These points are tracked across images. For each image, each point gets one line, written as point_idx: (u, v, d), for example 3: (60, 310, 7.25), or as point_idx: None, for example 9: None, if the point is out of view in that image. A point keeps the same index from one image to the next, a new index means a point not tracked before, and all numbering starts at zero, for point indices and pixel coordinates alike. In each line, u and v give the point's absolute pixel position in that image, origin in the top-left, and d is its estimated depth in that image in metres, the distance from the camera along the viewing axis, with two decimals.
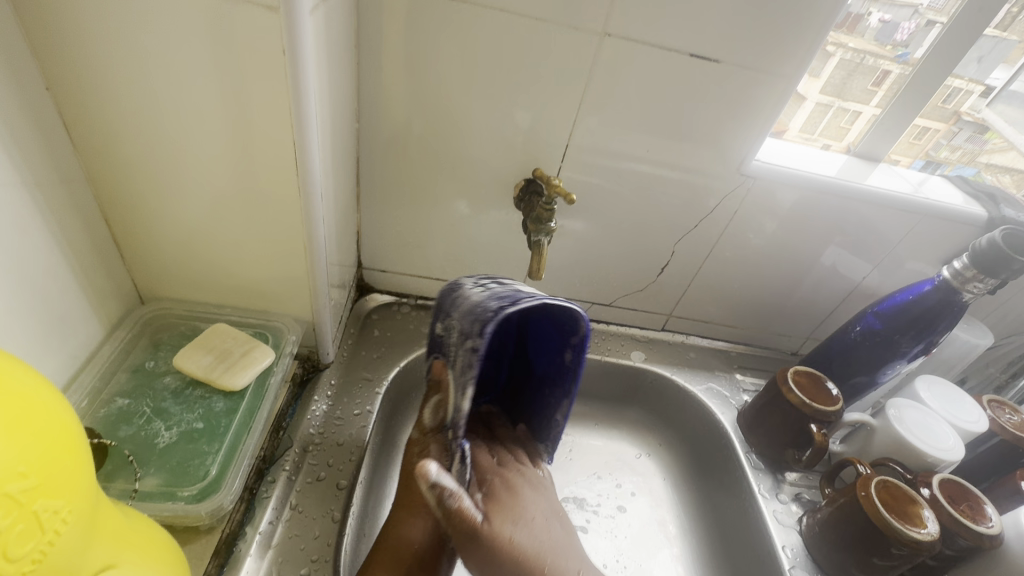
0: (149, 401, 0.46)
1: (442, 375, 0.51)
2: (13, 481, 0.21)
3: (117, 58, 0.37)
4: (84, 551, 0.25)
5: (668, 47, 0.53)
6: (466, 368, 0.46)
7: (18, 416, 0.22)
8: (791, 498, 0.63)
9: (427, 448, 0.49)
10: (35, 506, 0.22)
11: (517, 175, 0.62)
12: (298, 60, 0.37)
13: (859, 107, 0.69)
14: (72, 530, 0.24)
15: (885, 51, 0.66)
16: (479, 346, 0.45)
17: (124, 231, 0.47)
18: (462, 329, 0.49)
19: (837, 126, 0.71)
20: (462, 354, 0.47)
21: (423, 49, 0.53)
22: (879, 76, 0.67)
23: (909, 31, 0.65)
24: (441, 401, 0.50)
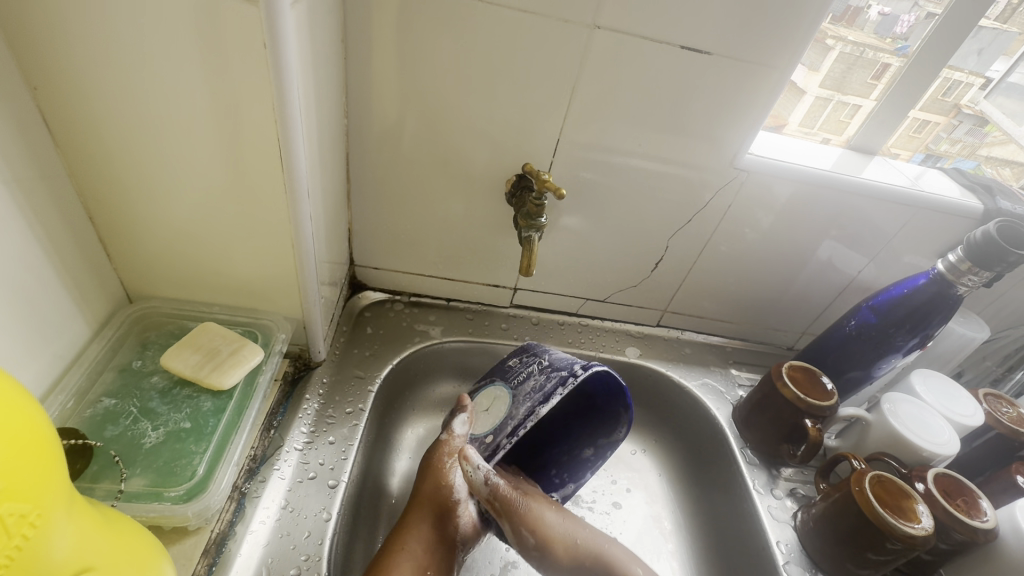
0: (136, 400, 0.46)
1: (468, 399, 0.57)
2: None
3: (96, 54, 0.37)
4: (56, 555, 0.25)
5: (659, 39, 0.52)
6: (537, 394, 0.51)
7: None
8: (785, 494, 0.63)
9: (457, 453, 0.53)
10: (0, 510, 0.21)
11: (509, 171, 0.61)
12: (280, 55, 0.37)
13: (860, 101, 0.68)
14: (42, 532, 0.24)
15: (884, 44, 0.65)
16: (557, 381, 0.51)
17: (110, 230, 0.46)
18: (539, 368, 0.54)
19: (836, 120, 0.70)
20: (531, 383, 0.53)
21: (411, 44, 0.52)
22: (878, 70, 0.66)
23: (909, 24, 0.64)
24: (472, 421, 0.55)
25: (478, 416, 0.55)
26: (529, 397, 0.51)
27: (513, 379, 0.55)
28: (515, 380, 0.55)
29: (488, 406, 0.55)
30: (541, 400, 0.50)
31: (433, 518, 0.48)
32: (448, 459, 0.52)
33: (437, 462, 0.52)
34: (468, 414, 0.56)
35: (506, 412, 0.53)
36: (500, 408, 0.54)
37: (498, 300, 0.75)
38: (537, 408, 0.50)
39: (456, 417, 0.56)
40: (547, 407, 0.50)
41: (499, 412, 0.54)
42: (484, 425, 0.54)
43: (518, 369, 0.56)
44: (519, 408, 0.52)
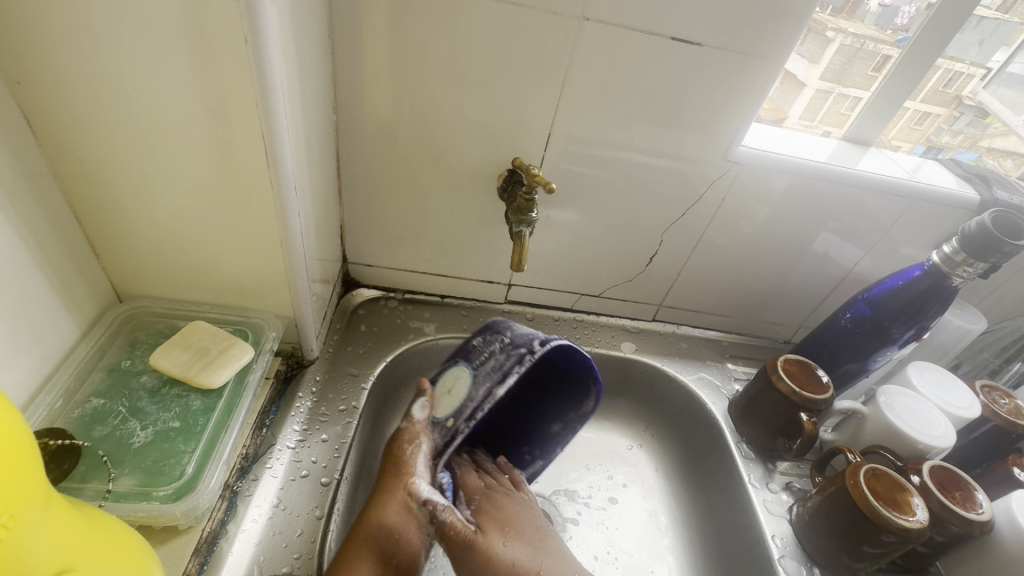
0: (125, 400, 0.46)
1: (430, 385, 0.55)
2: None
3: (75, 50, 0.36)
4: (32, 556, 0.25)
5: (649, 31, 0.51)
6: (496, 373, 0.52)
7: None
8: (781, 488, 0.63)
9: (420, 439, 0.52)
10: None
11: (500, 166, 0.61)
12: (261, 50, 0.36)
13: (860, 93, 0.68)
14: (16, 530, 0.23)
15: (885, 36, 0.65)
16: (511, 360, 0.53)
17: (97, 229, 0.46)
18: (493, 347, 0.54)
19: (837, 113, 0.70)
20: (491, 363, 0.53)
21: (399, 38, 0.51)
22: (879, 62, 0.65)
23: (909, 15, 0.63)
24: (432, 404, 0.54)
25: (440, 397, 0.54)
26: (486, 376, 0.53)
27: (476, 361, 0.54)
28: (477, 360, 0.54)
29: (444, 390, 0.55)
30: (500, 378, 0.52)
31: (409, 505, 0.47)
32: (407, 446, 0.51)
33: (408, 452, 0.50)
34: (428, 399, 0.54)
35: (466, 396, 0.53)
36: (458, 389, 0.53)
37: (493, 296, 0.74)
38: (498, 386, 0.52)
39: (417, 401, 0.54)
40: (505, 385, 0.51)
41: (459, 393, 0.53)
42: (441, 408, 0.54)
43: (477, 349, 0.55)
44: (475, 387, 0.53)
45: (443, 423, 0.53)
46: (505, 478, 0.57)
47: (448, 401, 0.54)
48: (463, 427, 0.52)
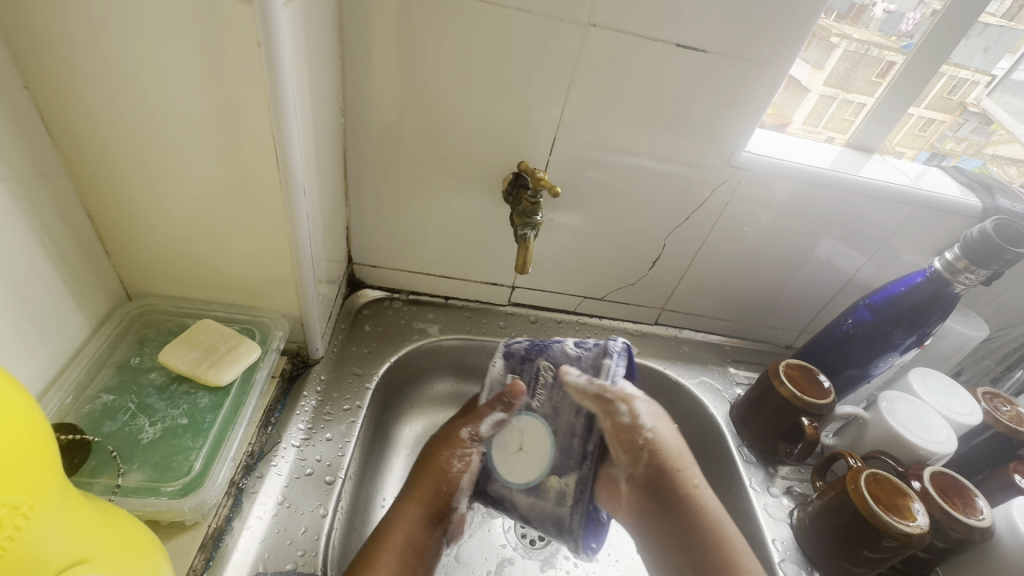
0: (134, 396, 0.46)
1: (522, 399, 0.52)
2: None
3: (93, 52, 0.37)
4: (48, 549, 0.25)
5: (654, 37, 0.52)
6: (574, 439, 0.52)
7: None
8: (782, 492, 0.63)
9: (470, 454, 0.52)
10: None
11: (506, 169, 0.61)
12: (274, 53, 0.37)
13: (864, 99, 0.68)
14: (37, 517, 0.24)
15: (889, 42, 0.64)
16: (583, 383, 0.52)
17: (108, 227, 0.47)
18: (550, 384, 0.53)
19: (840, 118, 0.70)
20: (568, 405, 0.52)
21: (408, 42, 0.52)
22: (883, 68, 0.65)
23: (914, 22, 0.63)
24: (508, 420, 0.52)
25: (507, 450, 0.53)
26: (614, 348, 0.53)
27: (547, 410, 0.52)
28: (561, 353, 0.54)
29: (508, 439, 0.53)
30: (583, 420, 0.52)
31: (423, 521, 0.50)
32: (455, 465, 0.52)
33: (453, 468, 0.52)
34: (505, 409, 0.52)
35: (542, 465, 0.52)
36: (534, 450, 0.52)
37: (497, 298, 0.75)
38: (584, 433, 0.52)
39: (490, 416, 0.53)
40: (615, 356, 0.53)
41: (536, 465, 0.52)
42: (504, 468, 0.52)
43: (543, 383, 0.53)
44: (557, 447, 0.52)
45: (502, 484, 0.52)
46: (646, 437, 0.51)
47: (514, 461, 0.52)
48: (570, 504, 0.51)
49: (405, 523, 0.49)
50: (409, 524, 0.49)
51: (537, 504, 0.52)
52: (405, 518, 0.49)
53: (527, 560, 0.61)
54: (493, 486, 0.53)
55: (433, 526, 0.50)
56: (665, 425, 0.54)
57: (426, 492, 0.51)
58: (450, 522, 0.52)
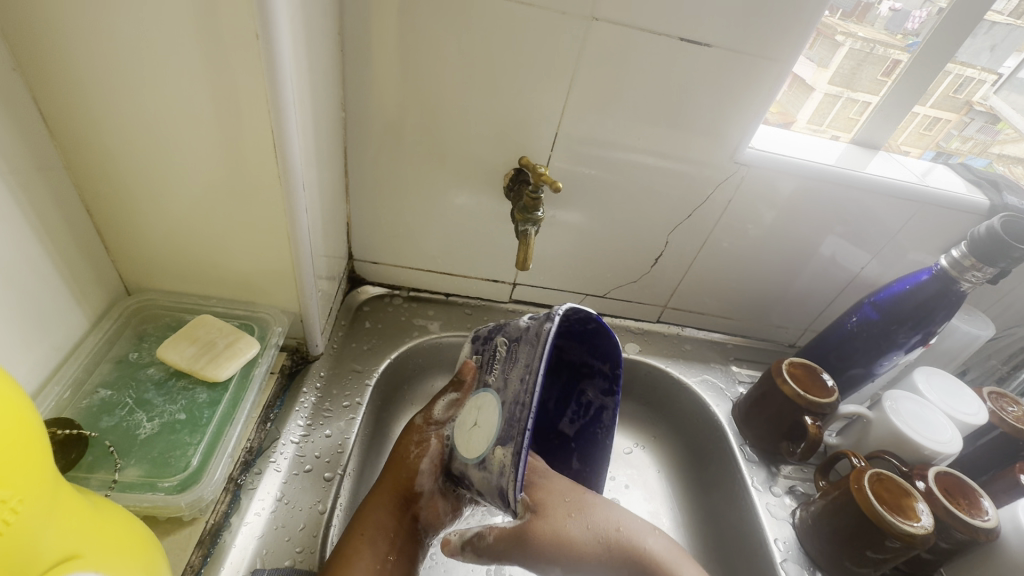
0: (132, 392, 0.46)
1: (471, 379, 0.53)
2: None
3: (90, 44, 0.37)
4: (38, 544, 0.25)
5: (658, 31, 0.51)
6: (517, 407, 0.43)
7: None
8: (784, 491, 0.62)
9: (426, 440, 0.52)
10: None
11: (508, 165, 0.61)
12: (273, 46, 0.36)
13: (870, 97, 0.67)
14: (27, 512, 0.24)
15: (894, 40, 0.64)
16: (528, 353, 0.45)
17: (107, 222, 0.47)
18: (504, 355, 0.49)
19: (845, 117, 0.69)
20: (516, 382, 0.45)
21: (408, 36, 0.52)
22: (888, 67, 0.65)
23: (921, 20, 0.62)
24: (461, 399, 0.53)
25: (465, 429, 0.49)
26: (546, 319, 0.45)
27: (499, 382, 0.47)
28: (512, 331, 0.50)
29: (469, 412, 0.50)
30: (524, 391, 0.43)
31: (394, 509, 0.48)
32: (411, 450, 0.51)
33: (412, 456, 0.51)
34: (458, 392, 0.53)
35: (491, 437, 0.44)
36: (488, 421, 0.46)
37: (498, 295, 0.74)
38: (524, 404, 0.42)
39: (444, 396, 0.54)
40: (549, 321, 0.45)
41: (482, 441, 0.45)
42: (461, 438, 0.49)
43: (498, 357, 0.50)
44: (506, 420, 0.43)
45: (462, 460, 0.48)
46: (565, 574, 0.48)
47: (470, 434, 0.47)
48: (510, 472, 0.41)
49: (381, 513, 0.48)
50: (385, 516, 0.48)
51: (484, 478, 0.44)
52: (377, 507, 0.48)
53: (527, 559, 0.61)
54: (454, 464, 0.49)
55: (404, 513, 0.49)
56: (573, 521, 0.49)
57: (392, 480, 0.50)
58: (422, 508, 0.50)
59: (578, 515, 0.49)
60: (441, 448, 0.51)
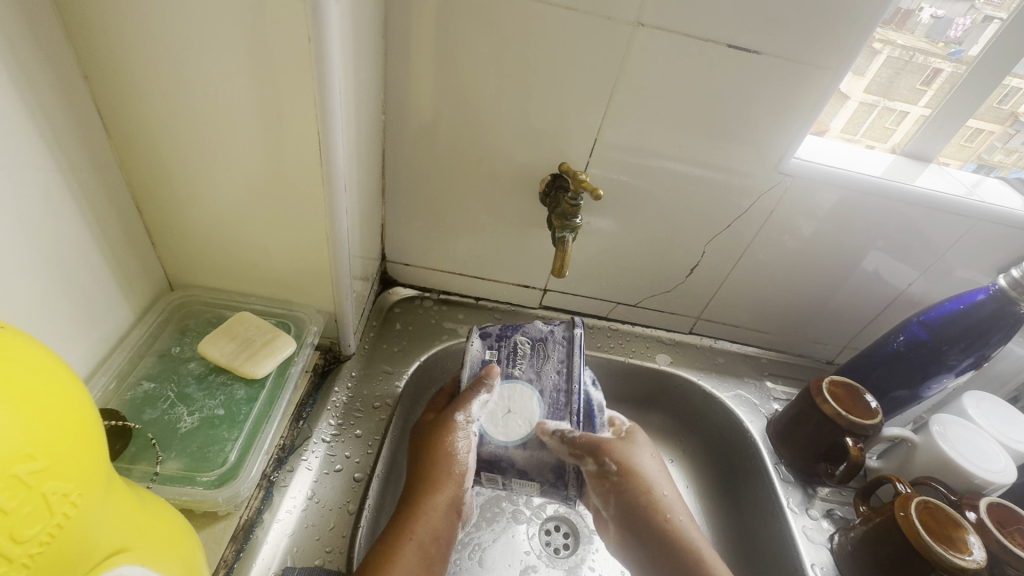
0: (174, 385, 0.47)
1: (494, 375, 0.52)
2: (20, 463, 0.21)
3: (147, 45, 0.37)
4: (93, 537, 0.25)
5: (705, 38, 0.50)
6: (560, 394, 0.52)
7: (32, 400, 0.22)
8: (822, 514, 0.60)
9: (464, 435, 0.50)
10: (43, 488, 0.22)
11: (544, 171, 0.60)
12: (323, 48, 0.37)
13: (907, 107, 0.65)
14: (85, 506, 0.24)
15: (936, 48, 0.61)
16: (562, 351, 0.54)
17: (155, 218, 0.48)
18: (528, 351, 0.55)
19: (881, 127, 0.66)
20: (552, 377, 0.53)
21: (450, 40, 0.52)
22: (928, 76, 0.62)
23: (964, 27, 0.59)
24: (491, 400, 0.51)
25: (497, 417, 0.50)
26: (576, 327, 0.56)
27: (531, 373, 0.53)
28: (530, 332, 0.56)
29: (496, 404, 0.51)
30: (566, 380, 0.53)
31: (444, 509, 0.48)
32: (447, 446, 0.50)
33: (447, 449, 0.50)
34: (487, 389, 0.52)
35: (534, 424, 0.50)
36: (527, 411, 0.51)
37: (528, 301, 0.74)
38: (569, 390, 0.52)
39: (477, 399, 0.51)
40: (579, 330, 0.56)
41: (527, 423, 0.50)
42: (491, 424, 0.50)
43: (522, 355, 0.55)
44: (550, 409, 0.51)
45: (498, 446, 0.49)
46: (615, 474, 0.50)
47: (503, 421, 0.50)
48: (567, 444, 0.49)
49: (435, 513, 0.48)
50: (435, 517, 0.48)
51: (536, 458, 0.49)
52: (428, 507, 0.48)
53: (551, 569, 0.60)
54: (484, 452, 0.49)
55: (451, 510, 0.49)
56: (647, 459, 0.53)
57: (441, 479, 0.49)
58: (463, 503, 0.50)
59: (649, 457, 0.54)
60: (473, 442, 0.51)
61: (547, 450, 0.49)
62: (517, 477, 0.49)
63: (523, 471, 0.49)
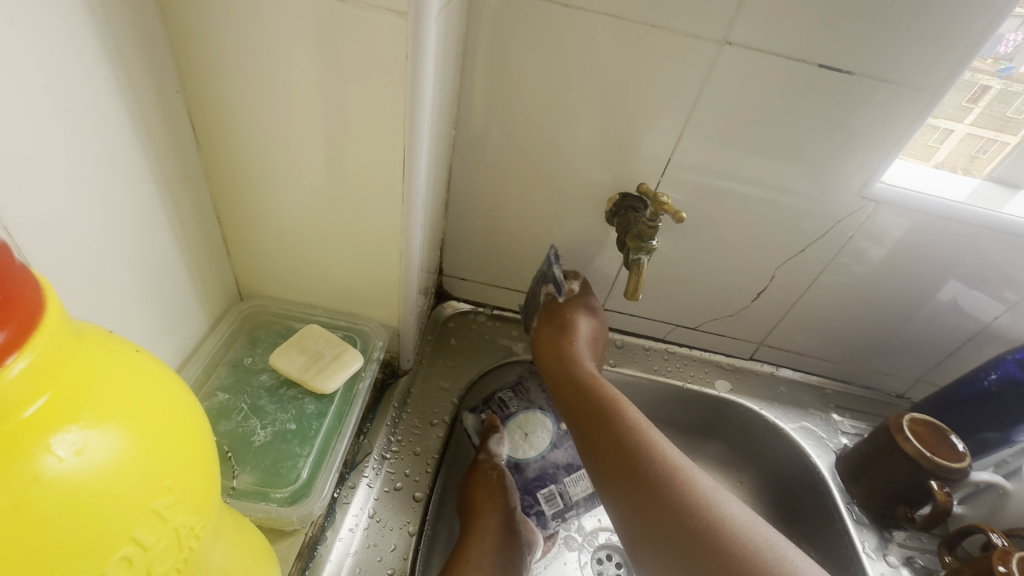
0: (246, 397, 0.47)
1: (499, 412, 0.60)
2: (159, 498, 0.21)
3: (246, 62, 0.38)
4: (208, 566, 0.26)
5: (795, 57, 0.48)
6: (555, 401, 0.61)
7: (167, 432, 0.22)
8: (900, 562, 0.56)
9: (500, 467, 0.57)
10: (175, 523, 0.22)
11: (613, 190, 0.59)
12: (419, 67, 0.36)
13: (950, 124, 0.59)
14: (206, 537, 0.25)
15: (985, 65, 0.55)
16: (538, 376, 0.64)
17: (234, 229, 0.49)
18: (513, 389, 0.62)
19: (923, 144, 0.60)
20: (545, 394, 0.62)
21: (526, 57, 0.51)
22: (976, 93, 0.57)
23: (1015, 43, 0.54)
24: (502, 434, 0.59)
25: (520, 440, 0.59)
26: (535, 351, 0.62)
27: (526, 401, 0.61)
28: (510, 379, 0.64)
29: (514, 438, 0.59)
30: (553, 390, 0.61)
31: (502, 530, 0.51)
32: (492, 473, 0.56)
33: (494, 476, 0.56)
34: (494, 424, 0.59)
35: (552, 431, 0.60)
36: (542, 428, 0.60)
37: None
38: None
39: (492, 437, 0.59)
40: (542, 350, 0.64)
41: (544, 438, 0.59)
42: (519, 452, 0.58)
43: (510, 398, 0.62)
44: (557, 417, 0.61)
45: (536, 461, 0.58)
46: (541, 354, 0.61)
47: (528, 445, 0.59)
48: None
49: (492, 535, 0.51)
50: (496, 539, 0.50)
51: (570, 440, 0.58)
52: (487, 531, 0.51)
53: None
54: (529, 473, 0.57)
55: (509, 531, 0.52)
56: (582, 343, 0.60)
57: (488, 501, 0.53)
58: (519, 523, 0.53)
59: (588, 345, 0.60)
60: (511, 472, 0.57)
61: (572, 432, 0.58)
62: (567, 475, 0.57)
63: (569, 466, 0.58)
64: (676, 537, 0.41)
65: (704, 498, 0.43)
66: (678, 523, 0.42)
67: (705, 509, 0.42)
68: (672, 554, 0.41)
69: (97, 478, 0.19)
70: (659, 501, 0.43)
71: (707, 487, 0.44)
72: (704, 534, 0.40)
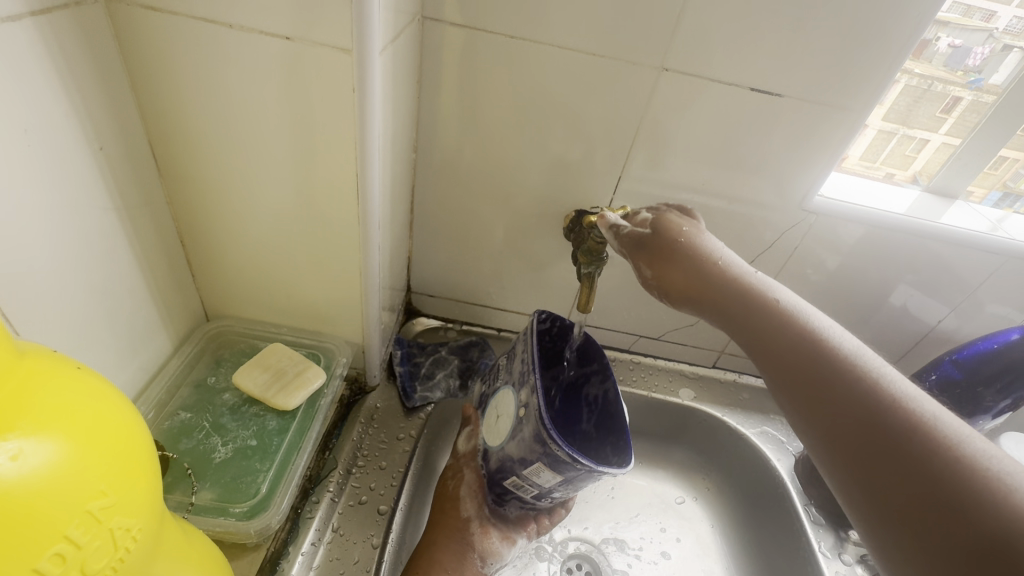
0: (209, 416, 0.48)
1: (474, 409, 0.56)
2: (94, 499, 0.23)
3: (202, 96, 0.40)
4: (146, 570, 0.27)
5: (729, 81, 0.52)
6: (521, 382, 0.48)
7: (104, 440, 0.23)
8: (855, 560, 0.59)
9: (462, 471, 0.53)
10: (111, 524, 0.23)
11: (569, 207, 0.62)
12: (367, 99, 0.39)
13: (927, 135, 0.62)
14: (143, 539, 0.26)
15: (955, 77, 0.58)
16: (522, 343, 0.51)
17: (197, 252, 0.50)
18: (503, 363, 0.54)
19: (901, 154, 0.64)
20: (520, 364, 0.49)
21: (480, 83, 0.54)
22: (949, 103, 0.60)
23: (983, 56, 0.58)
24: (474, 429, 0.54)
25: (489, 425, 0.51)
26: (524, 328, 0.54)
27: (505, 377, 0.52)
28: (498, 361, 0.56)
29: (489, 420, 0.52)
30: (529, 363, 0.48)
31: (449, 545, 0.49)
32: (450, 483, 0.53)
33: (451, 487, 0.53)
34: (470, 425, 0.55)
35: (512, 413, 0.48)
36: (508, 409, 0.49)
37: None
38: (530, 370, 0.47)
39: (464, 431, 0.56)
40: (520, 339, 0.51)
41: (505, 426, 0.48)
42: (489, 436, 0.51)
43: (500, 370, 0.54)
44: (518, 395, 0.48)
45: (497, 450, 0.49)
46: (681, 241, 0.44)
47: (496, 427, 0.50)
48: (534, 410, 0.45)
49: (438, 550, 0.49)
50: (442, 555, 0.48)
51: (520, 440, 0.46)
52: (434, 545, 0.49)
53: None
54: (491, 463, 0.50)
55: (461, 544, 0.50)
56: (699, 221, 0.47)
57: (442, 516, 0.51)
58: (475, 536, 0.50)
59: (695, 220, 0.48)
60: (476, 477, 0.52)
61: (523, 428, 0.46)
62: (524, 469, 0.47)
63: (523, 459, 0.46)
64: (886, 460, 0.30)
65: (918, 412, 0.31)
66: (872, 438, 0.31)
67: (928, 435, 0.30)
68: (881, 484, 0.30)
69: (36, 479, 0.21)
70: (858, 419, 0.32)
71: (919, 401, 0.32)
72: (922, 464, 0.29)
